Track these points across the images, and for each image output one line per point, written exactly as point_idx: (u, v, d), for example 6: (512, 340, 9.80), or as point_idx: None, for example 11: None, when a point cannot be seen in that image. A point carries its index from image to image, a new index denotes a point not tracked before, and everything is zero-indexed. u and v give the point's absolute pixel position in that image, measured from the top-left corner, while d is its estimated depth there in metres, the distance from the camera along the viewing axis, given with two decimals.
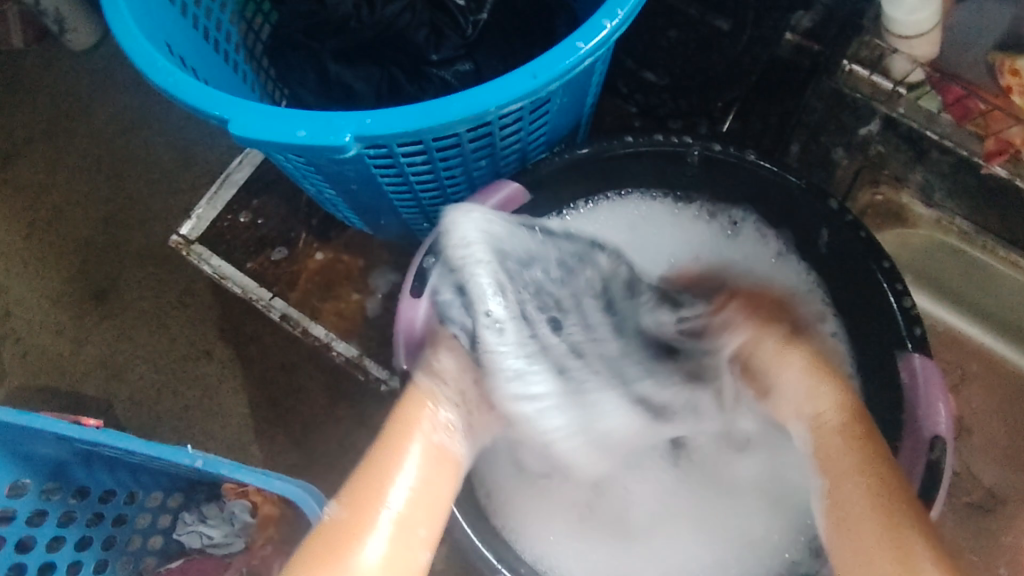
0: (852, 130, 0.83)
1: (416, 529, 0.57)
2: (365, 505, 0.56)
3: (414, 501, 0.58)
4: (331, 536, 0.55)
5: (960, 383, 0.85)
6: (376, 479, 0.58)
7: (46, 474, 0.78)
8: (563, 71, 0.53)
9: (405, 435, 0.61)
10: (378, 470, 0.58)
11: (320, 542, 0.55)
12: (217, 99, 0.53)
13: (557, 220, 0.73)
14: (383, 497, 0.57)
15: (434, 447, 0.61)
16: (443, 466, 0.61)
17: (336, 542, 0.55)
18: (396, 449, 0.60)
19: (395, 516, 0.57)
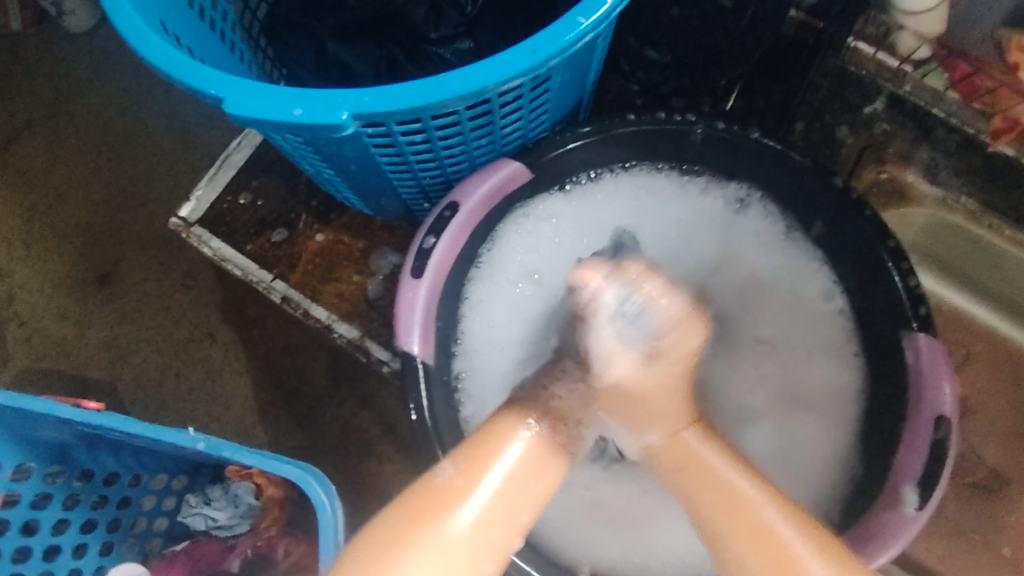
0: (856, 107, 0.80)
1: (513, 519, 0.48)
2: (475, 471, 0.48)
3: (507, 502, 0.48)
4: (437, 493, 0.48)
5: (963, 363, 0.86)
6: (486, 452, 0.49)
7: (50, 457, 0.78)
8: (563, 47, 0.52)
9: (514, 424, 0.50)
10: (490, 440, 0.50)
11: (429, 493, 0.48)
12: (212, 78, 0.53)
13: (559, 194, 0.73)
14: (498, 472, 0.49)
15: (551, 446, 0.51)
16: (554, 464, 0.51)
17: (443, 497, 0.48)
18: (503, 438, 0.50)
19: (492, 504, 0.48)
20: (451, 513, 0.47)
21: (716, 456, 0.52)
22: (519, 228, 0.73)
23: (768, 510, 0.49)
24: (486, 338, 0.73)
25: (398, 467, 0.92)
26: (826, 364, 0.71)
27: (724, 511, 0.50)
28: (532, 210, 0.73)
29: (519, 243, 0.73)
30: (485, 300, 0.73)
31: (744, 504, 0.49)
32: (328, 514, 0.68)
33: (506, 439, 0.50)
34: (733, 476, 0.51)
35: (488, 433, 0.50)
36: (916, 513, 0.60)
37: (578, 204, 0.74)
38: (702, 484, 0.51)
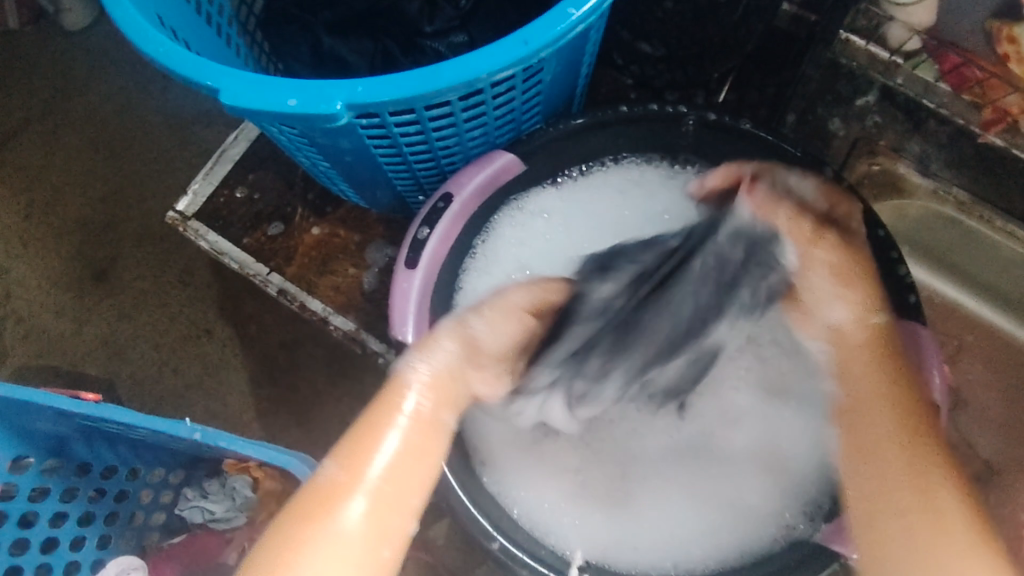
0: (849, 100, 0.82)
1: (404, 499, 0.55)
2: (357, 464, 0.55)
3: (388, 491, 0.55)
4: (321, 494, 0.54)
5: (956, 354, 0.87)
6: (364, 445, 0.56)
7: (47, 450, 0.78)
8: (555, 38, 0.53)
9: (385, 413, 0.57)
10: (364, 435, 0.56)
11: (314, 496, 0.54)
12: (207, 69, 0.53)
13: (551, 188, 0.74)
14: (373, 466, 0.55)
15: (428, 419, 0.58)
16: (433, 436, 0.58)
17: (327, 499, 0.54)
18: (380, 425, 0.57)
19: (372, 499, 0.54)
20: (335, 515, 0.53)
21: (884, 422, 0.58)
22: (512, 221, 0.73)
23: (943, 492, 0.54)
24: None
25: None
26: None
27: (903, 484, 0.55)
28: (526, 203, 0.73)
29: (512, 236, 0.74)
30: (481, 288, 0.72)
31: (924, 481, 0.54)
32: None
33: (376, 433, 0.56)
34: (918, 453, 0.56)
35: (361, 430, 0.57)
36: None
37: (569, 197, 0.74)
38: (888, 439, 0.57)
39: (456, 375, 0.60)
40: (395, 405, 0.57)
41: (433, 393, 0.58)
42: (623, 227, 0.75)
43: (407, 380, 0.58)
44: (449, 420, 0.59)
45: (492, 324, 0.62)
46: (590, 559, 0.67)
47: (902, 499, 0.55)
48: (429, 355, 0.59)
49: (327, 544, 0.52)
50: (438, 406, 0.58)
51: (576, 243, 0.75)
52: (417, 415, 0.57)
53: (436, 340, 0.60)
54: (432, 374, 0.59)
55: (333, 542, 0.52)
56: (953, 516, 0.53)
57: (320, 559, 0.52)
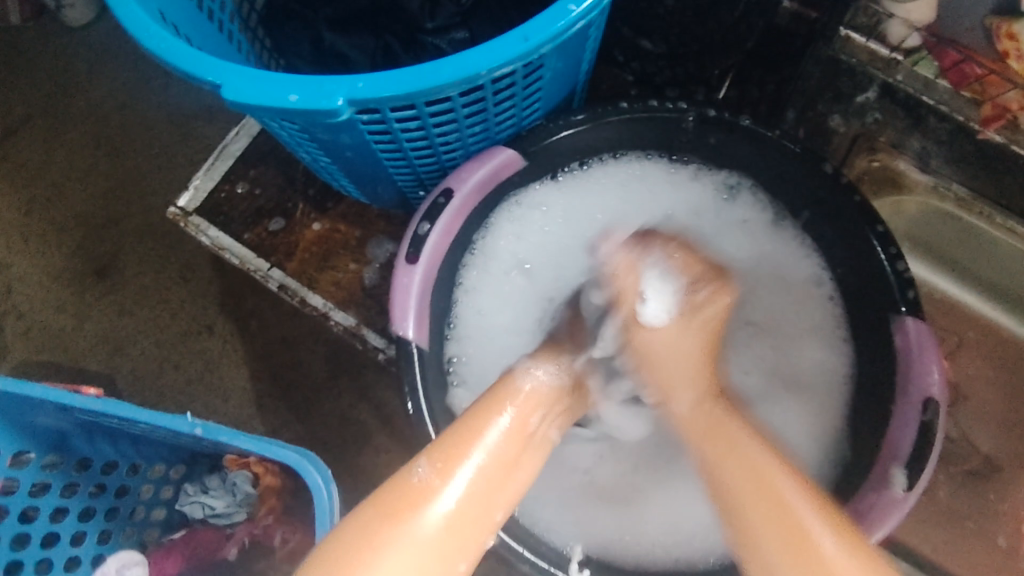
0: (849, 97, 0.81)
1: (489, 515, 0.50)
2: (452, 466, 0.50)
3: (480, 494, 0.50)
4: (406, 494, 0.49)
5: (957, 349, 0.87)
6: (463, 446, 0.51)
7: (48, 446, 0.78)
8: (555, 34, 0.53)
9: (488, 413, 0.53)
10: (467, 435, 0.52)
11: (401, 492, 0.49)
12: (209, 64, 0.53)
13: (549, 184, 0.75)
14: (472, 471, 0.50)
15: (529, 431, 0.54)
16: (531, 450, 0.54)
17: (413, 496, 0.49)
18: (480, 427, 0.52)
19: (464, 499, 0.49)
20: (419, 514, 0.48)
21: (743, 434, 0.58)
22: (511, 216, 0.74)
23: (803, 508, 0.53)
24: (481, 323, 0.74)
25: (396, 456, 0.92)
26: (814, 347, 0.72)
27: (767, 511, 0.54)
28: (524, 198, 0.74)
29: (511, 231, 0.75)
30: (481, 285, 0.74)
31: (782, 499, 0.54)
32: (323, 494, 0.70)
33: (482, 430, 0.52)
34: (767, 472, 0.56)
35: (461, 430, 0.52)
36: (905, 494, 0.60)
37: (568, 193, 0.75)
38: (718, 427, 0.59)
39: (571, 386, 0.58)
40: (512, 404, 0.54)
41: (549, 397, 0.55)
42: None
43: (515, 389, 0.55)
44: (550, 437, 0.55)
45: (605, 335, 0.64)
46: (590, 553, 0.68)
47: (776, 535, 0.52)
48: (549, 362, 0.57)
49: (403, 547, 0.47)
50: (544, 417, 0.55)
51: (575, 238, 0.76)
52: (521, 420, 0.53)
53: (561, 354, 0.59)
54: (550, 381, 0.56)
55: (410, 545, 0.47)
56: (836, 566, 0.50)
57: (391, 561, 0.46)
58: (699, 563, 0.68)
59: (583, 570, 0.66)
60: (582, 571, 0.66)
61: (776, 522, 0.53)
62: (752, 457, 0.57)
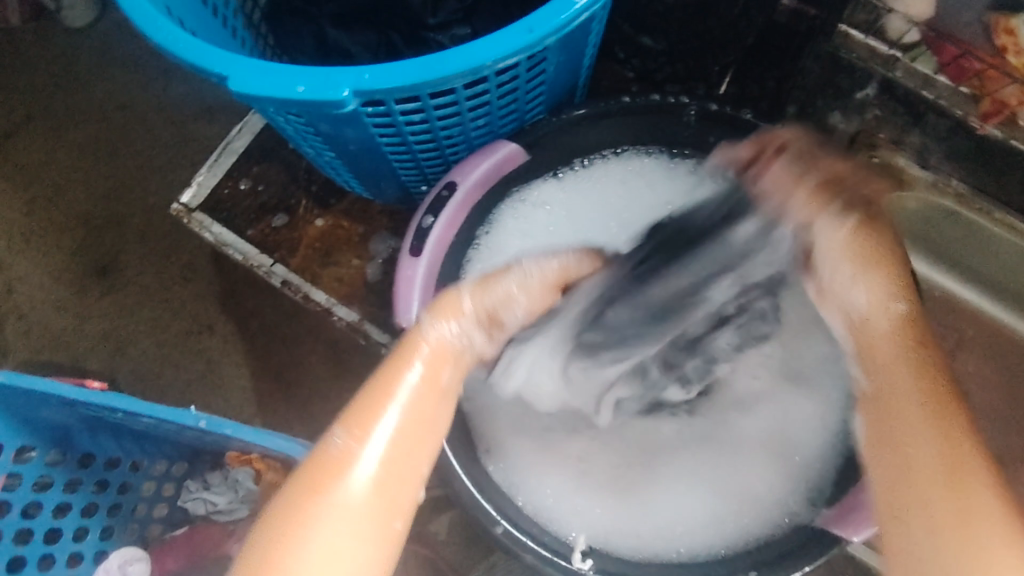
0: (849, 93, 0.80)
1: (414, 468, 0.52)
2: (366, 431, 0.51)
3: (399, 454, 0.52)
4: (327, 462, 0.50)
5: (956, 347, 0.89)
6: (372, 411, 0.52)
7: (51, 441, 0.78)
8: (559, 25, 0.53)
9: (392, 374, 0.53)
10: (373, 401, 0.53)
11: (320, 466, 0.50)
12: (216, 56, 0.54)
13: (553, 181, 0.75)
14: (386, 432, 0.52)
15: (434, 386, 0.55)
16: (442, 403, 0.55)
17: (336, 465, 0.50)
18: (387, 391, 0.53)
19: (383, 459, 0.51)
20: (344, 480, 0.50)
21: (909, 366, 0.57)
22: (515, 212, 0.74)
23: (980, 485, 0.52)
24: None
25: None
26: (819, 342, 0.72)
27: (934, 467, 0.53)
28: (528, 195, 0.74)
29: (516, 228, 0.74)
30: None
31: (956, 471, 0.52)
32: None
33: (390, 394, 0.53)
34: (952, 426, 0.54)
35: (367, 394, 0.53)
36: None
37: (571, 190, 0.75)
38: (900, 390, 0.56)
39: (469, 349, 0.57)
40: (416, 361, 0.54)
41: (440, 361, 0.55)
42: (626, 219, 0.76)
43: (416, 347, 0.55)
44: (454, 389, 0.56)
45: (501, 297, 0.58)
46: (593, 544, 0.68)
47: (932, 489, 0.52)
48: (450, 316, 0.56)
49: (334, 517, 0.49)
50: (446, 374, 0.55)
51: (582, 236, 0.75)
52: (424, 377, 0.54)
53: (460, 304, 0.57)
54: (451, 339, 0.56)
55: (340, 516, 0.49)
56: (990, 509, 0.51)
57: (324, 533, 0.48)
58: (701, 556, 0.68)
59: (587, 560, 0.67)
60: (586, 561, 0.67)
61: (951, 502, 0.51)
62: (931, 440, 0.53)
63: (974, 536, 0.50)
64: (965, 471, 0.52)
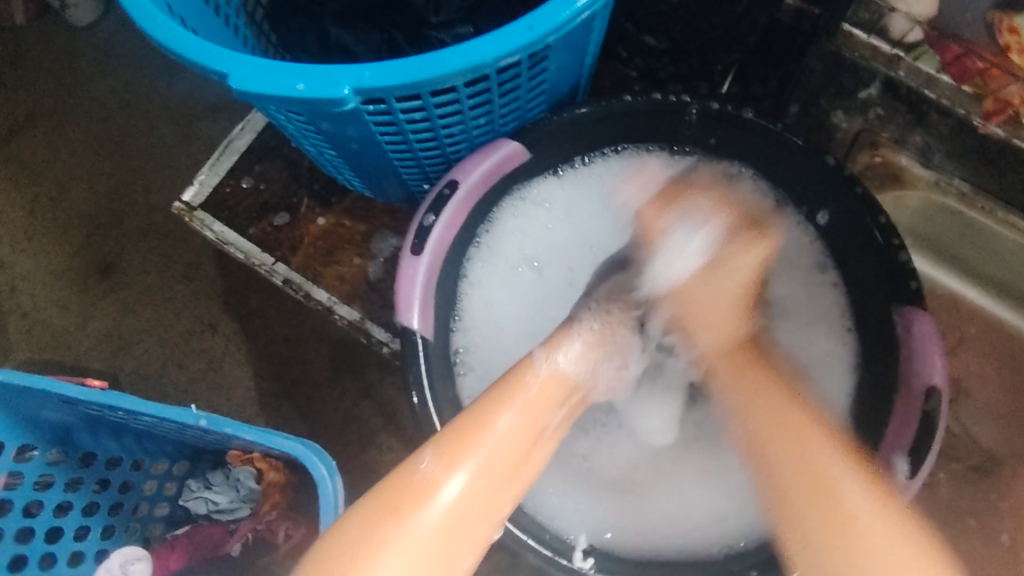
0: (852, 92, 0.81)
1: (494, 507, 0.50)
2: (457, 459, 0.50)
3: (489, 486, 0.50)
4: (413, 490, 0.49)
5: (958, 346, 0.88)
6: (465, 444, 0.51)
7: (53, 439, 0.78)
8: (560, 24, 0.53)
9: (498, 403, 0.53)
10: (469, 429, 0.52)
11: (406, 486, 0.49)
12: (217, 54, 0.54)
13: (553, 179, 0.75)
14: (478, 463, 0.50)
15: (537, 429, 0.53)
16: (541, 444, 0.54)
17: (420, 492, 0.49)
18: (491, 412, 0.52)
19: (470, 496, 0.49)
20: (424, 510, 0.48)
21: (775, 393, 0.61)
22: (515, 211, 0.75)
23: (849, 483, 0.53)
24: (487, 313, 0.75)
25: (400, 455, 0.92)
26: (821, 337, 0.73)
27: (801, 471, 0.55)
28: (528, 193, 0.75)
29: (515, 226, 0.75)
30: (487, 276, 0.75)
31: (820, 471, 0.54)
32: (328, 486, 0.69)
33: (492, 420, 0.52)
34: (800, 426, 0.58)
35: (467, 420, 0.52)
36: (908, 482, 0.61)
37: (571, 188, 0.76)
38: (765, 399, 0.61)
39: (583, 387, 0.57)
40: (526, 396, 0.53)
41: (551, 395, 0.54)
42: None
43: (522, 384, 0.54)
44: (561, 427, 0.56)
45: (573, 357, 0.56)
46: (595, 542, 0.68)
47: (801, 476, 0.55)
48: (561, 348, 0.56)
49: (413, 543, 0.47)
50: (554, 416, 0.55)
51: (582, 232, 0.77)
52: (538, 406, 0.53)
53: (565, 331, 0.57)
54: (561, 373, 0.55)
55: (415, 541, 0.47)
56: (860, 509, 0.52)
57: (398, 560, 0.46)
58: (705, 554, 0.68)
59: (588, 558, 0.66)
60: (587, 560, 0.66)
61: (809, 495, 0.53)
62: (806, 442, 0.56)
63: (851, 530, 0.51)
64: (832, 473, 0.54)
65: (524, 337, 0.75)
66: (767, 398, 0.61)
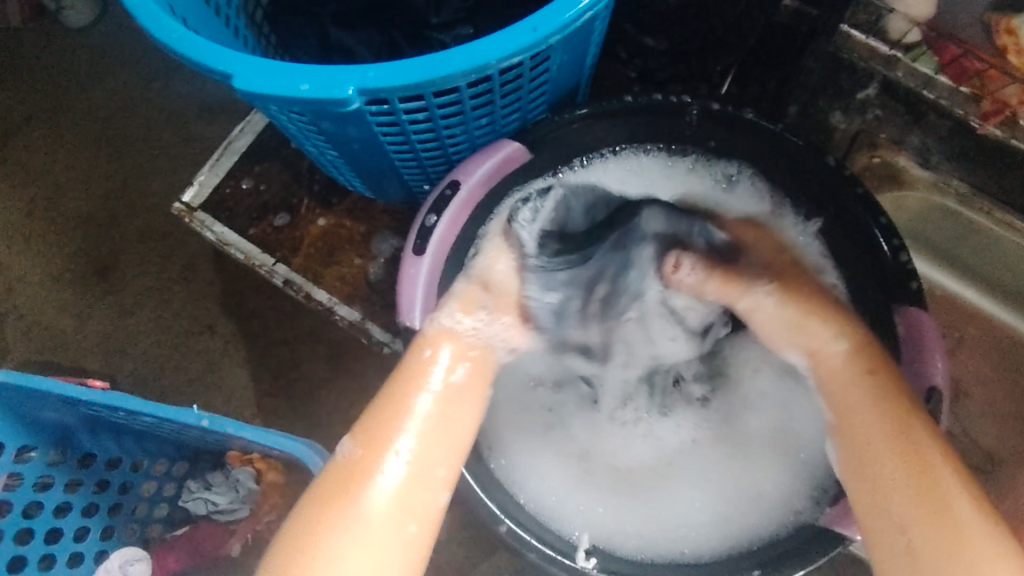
0: (851, 93, 0.81)
1: (431, 471, 0.57)
2: (380, 440, 0.56)
3: (418, 455, 0.57)
4: (345, 475, 0.55)
5: (958, 345, 0.89)
6: (386, 423, 0.57)
7: (53, 441, 0.76)
8: (563, 25, 0.53)
9: (414, 384, 0.60)
10: (388, 412, 0.58)
11: (337, 476, 0.55)
12: (221, 54, 0.54)
13: (553, 181, 0.72)
14: (398, 437, 0.57)
15: (449, 390, 0.60)
16: (455, 405, 0.60)
17: (352, 479, 0.55)
18: (405, 395, 0.59)
19: (402, 468, 0.56)
20: (361, 495, 0.54)
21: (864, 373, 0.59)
22: (515, 213, 0.72)
23: (946, 476, 0.52)
24: None
25: None
26: None
27: (898, 467, 0.53)
28: (528, 196, 0.72)
29: (516, 229, 0.72)
30: None
31: (922, 460, 0.53)
32: None
33: (405, 401, 0.58)
34: (900, 422, 0.55)
35: (383, 406, 0.59)
36: None
37: (570, 190, 0.74)
38: (849, 387, 0.59)
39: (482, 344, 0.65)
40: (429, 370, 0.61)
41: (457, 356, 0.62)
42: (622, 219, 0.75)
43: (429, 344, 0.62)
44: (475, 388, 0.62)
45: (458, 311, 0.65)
46: (596, 543, 0.68)
47: (895, 477, 0.53)
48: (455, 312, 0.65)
49: (359, 524, 0.53)
50: (460, 374, 0.62)
51: None
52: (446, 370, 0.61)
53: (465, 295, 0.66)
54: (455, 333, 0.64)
55: (361, 522, 0.53)
56: (963, 508, 0.50)
57: (347, 537, 0.53)
58: (703, 556, 0.68)
59: (590, 558, 0.66)
60: (587, 561, 0.66)
61: (924, 505, 0.51)
62: (890, 449, 0.54)
63: (954, 527, 0.50)
64: (932, 466, 0.52)
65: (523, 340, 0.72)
66: (863, 395, 0.58)
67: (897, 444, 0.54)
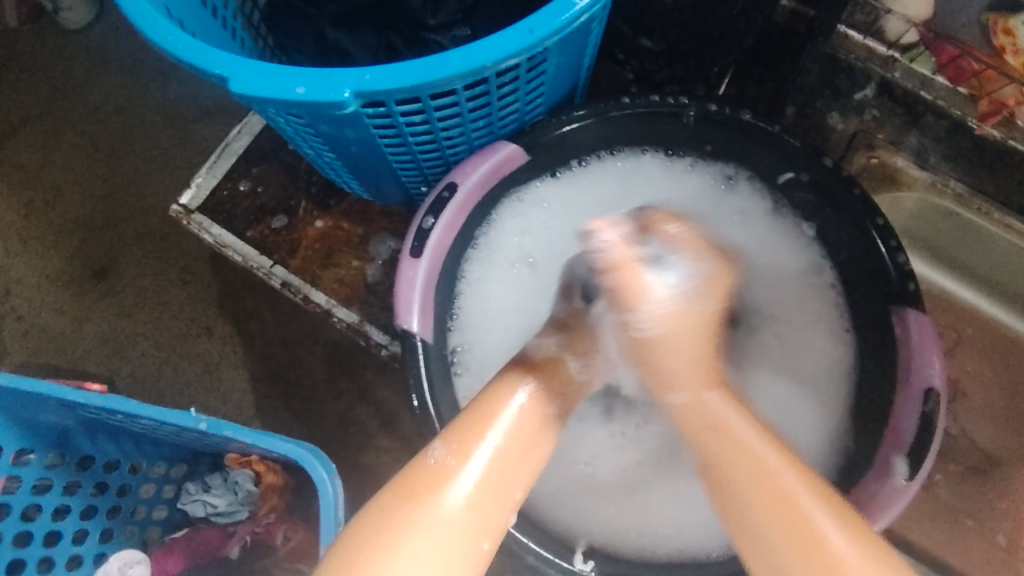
0: (847, 94, 0.84)
1: (506, 491, 0.49)
2: (467, 447, 0.49)
3: (502, 467, 0.50)
4: (429, 476, 0.48)
5: (955, 346, 0.89)
6: (474, 430, 0.50)
7: (50, 443, 0.77)
8: (560, 27, 0.53)
9: (504, 394, 0.53)
10: (473, 421, 0.51)
11: (421, 477, 0.48)
12: (217, 57, 0.54)
13: (550, 180, 0.75)
14: (488, 449, 0.50)
15: (537, 414, 0.53)
16: (544, 430, 0.53)
17: (433, 478, 0.48)
18: (494, 404, 0.52)
19: (484, 478, 0.49)
20: (440, 495, 0.47)
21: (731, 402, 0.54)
22: (513, 212, 0.75)
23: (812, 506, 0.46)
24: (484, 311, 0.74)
25: (396, 457, 0.92)
26: (819, 337, 0.73)
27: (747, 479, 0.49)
28: (525, 195, 0.75)
29: (513, 227, 0.75)
30: (485, 276, 0.75)
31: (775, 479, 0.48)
32: (328, 489, 0.69)
33: (495, 411, 0.51)
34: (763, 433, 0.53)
35: (470, 416, 0.51)
36: (907, 484, 0.62)
37: (569, 189, 0.76)
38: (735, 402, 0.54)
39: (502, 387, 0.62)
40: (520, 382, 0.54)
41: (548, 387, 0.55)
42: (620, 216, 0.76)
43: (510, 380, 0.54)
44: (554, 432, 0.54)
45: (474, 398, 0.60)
46: (594, 544, 0.69)
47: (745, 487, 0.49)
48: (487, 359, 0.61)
49: (431, 528, 0.45)
50: (554, 405, 0.54)
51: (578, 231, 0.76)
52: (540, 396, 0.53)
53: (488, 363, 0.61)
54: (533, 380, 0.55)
55: (435, 528, 0.45)
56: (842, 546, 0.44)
57: (420, 537, 0.45)
58: (702, 556, 0.68)
59: (588, 561, 0.67)
60: (586, 563, 0.67)
61: (771, 506, 0.47)
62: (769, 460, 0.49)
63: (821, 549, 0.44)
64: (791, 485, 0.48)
65: (522, 331, 0.74)
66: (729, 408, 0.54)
67: (742, 446, 0.50)
